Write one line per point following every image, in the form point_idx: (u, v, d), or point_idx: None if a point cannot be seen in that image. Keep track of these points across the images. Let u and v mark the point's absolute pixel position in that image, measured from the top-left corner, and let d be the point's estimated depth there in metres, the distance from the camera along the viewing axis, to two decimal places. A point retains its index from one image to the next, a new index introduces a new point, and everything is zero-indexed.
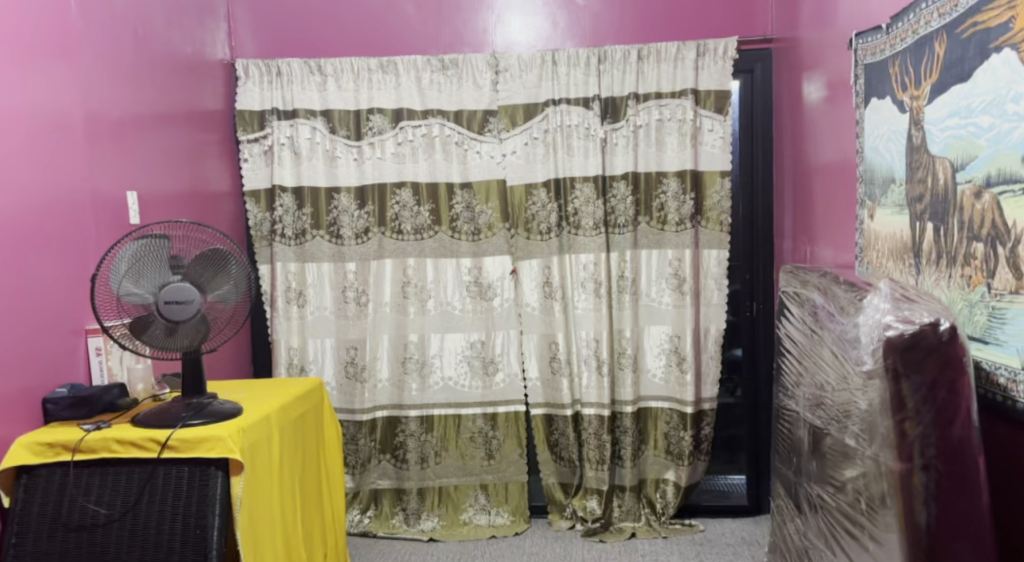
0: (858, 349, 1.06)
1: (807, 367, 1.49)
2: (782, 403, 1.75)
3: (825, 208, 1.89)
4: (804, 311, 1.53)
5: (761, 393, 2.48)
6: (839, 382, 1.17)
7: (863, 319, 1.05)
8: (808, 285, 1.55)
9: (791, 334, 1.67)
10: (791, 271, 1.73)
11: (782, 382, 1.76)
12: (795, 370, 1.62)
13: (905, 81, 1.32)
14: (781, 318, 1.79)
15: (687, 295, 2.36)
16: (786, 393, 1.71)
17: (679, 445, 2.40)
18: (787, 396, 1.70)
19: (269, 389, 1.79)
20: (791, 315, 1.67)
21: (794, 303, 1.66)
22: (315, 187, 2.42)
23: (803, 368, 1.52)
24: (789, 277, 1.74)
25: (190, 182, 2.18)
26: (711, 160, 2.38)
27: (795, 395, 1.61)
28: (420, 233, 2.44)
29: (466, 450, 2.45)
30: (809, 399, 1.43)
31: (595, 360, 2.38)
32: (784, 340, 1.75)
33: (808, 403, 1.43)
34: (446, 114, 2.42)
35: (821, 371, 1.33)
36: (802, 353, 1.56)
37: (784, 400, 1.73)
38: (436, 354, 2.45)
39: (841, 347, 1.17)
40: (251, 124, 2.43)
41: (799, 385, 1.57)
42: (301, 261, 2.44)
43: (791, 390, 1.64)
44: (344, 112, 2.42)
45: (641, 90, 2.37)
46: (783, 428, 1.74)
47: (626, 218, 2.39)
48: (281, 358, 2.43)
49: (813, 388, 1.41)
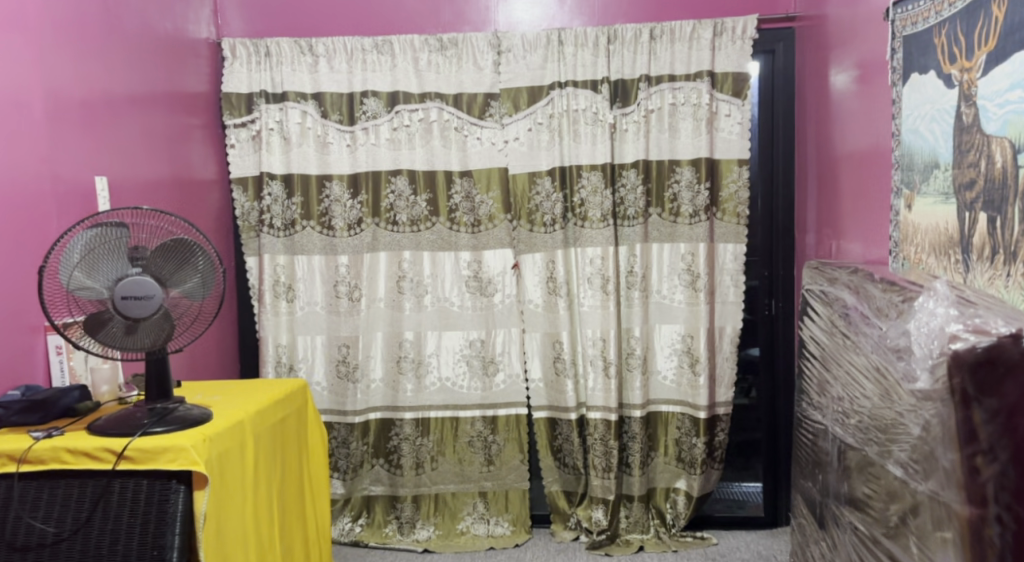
0: (909, 363, 0.90)
1: (834, 377, 1.33)
2: (805, 414, 1.60)
3: (854, 201, 1.71)
4: (833, 316, 1.37)
5: (779, 397, 2.32)
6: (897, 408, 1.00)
7: (914, 326, 0.90)
8: (835, 285, 1.40)
9: (817, 337, 1.51)
10: (816, 267, 1.57)
11: (805, 391, 1.61)
12: (820, 376, 1.47)
13: (953, 51, 1.14)
14: (804, 318, 1.64)
15: (701, 293, 2.20)
16: (810, 402, 1.55)
17: (690, 453, 2.24)
18: (811, 406, 1.54)
19: (245, 392, 1.66)
20: (817, 317, 1.51)
21: (820, 302, 1.50)
22: (306, 174, 2.29)
23: (831, 377, 1.37)
24: (812, 273, 1.57)
25: (171, 168, 2.06)
26: (728, 147, 2.22)
27: (820, 406, 1.46)
28: (416, 225, 2.29)
29: (465, 455, 2.31)
30: (838, 415, 1.28)
31: (601, 362, 2.22)
32: (807, 343, 1.59)
33: (837, 418, 1.28)
34: (445, 97, 2.27)
35: (854, 384, 1.17)
36: (828, 359, 1.40)
37: (807, 410, 1.58)
38: (433, 354, 2.31)
39: (894, 364, 0.99)
40: (238, 108, 2.30)
41: (826, 396, 1.41)
42: (291, 253, 2.30)
43: (817, 400, 1.49)
44: (336, 95, 2.28)
45: (654, 72, 2.21)
46: (804, 438, 1.59)
47: (636, 210, 2.23)
48: (268, 354, 2.29)
49: (843, 402, 1.25)
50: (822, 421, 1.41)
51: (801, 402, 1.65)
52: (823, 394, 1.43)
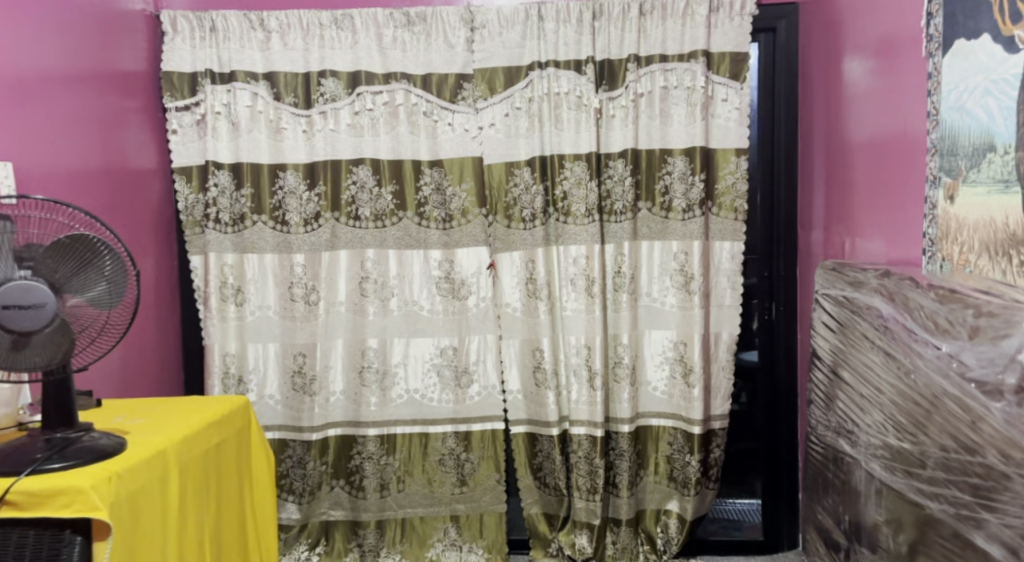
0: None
1: (883, 404, 1.13)
2: (827, 442, 1.39)
3: (873, 193, 1.52)
4: (873, 331, 1.17)
5: (780, 409, 2.13)
6: (1004, 458, 0.82)
7: None
8: (869, 294, 1.20)
9: (841, 351, 1.32)
10: (836, 268, 1.39)
11: (826, 415, 1.41)
12: (848, 398, 1.28)
13: (1016, 7, 0.94)
14: (818, 329, 1.45)
15: (695, 296, 2.00)
16: (834, 430, 1.36)
17: (683, 472, 2.04)
18: (837, 435, 1.34)
19: (174, 415, 1.43)
20: (841, 330, 1.32)
21: (843, 310, 1.31)
22: (257, 163, 2.06)
23: (874, 403, 1.17)
24: (831, 276, 1.39)
25: (102, 157, 1.81)
26: (724, 135, 2.02)
27: (854, 437, 1.25)
28: (380, 221, 2.07)
29: (435, 475, 2.09)
30: (898, 452, 1.07)
31: (586, 373, 2.01)
32: (827, 357, 1.40)
33: (896, 457, 1.07)
34: (412, 78, 2.04)
35: (937, 418, 0.96)
36: (864, 381, 1.20)
37: (831, 438, 1.38)
38: (400, 363, 2.08)
39: (999, 405, 0.83)
40: (180, 90, 2.03)
41: (863, 425, 1.21)
42: (240, 252, 2.06)
43: (847, 430, 1.29)
44: (291, 75, 2.04)
45: (643, 52, 2.01)
46: (823, 466, 1.41)
47: (624, 204, 2.02)
48: (214, 365, 2.04)
49: (907, 438, 1.04)
50: (860, 456, 1.21)
51: (817, 426, 1.46)
52: (858, 423, 1.23)
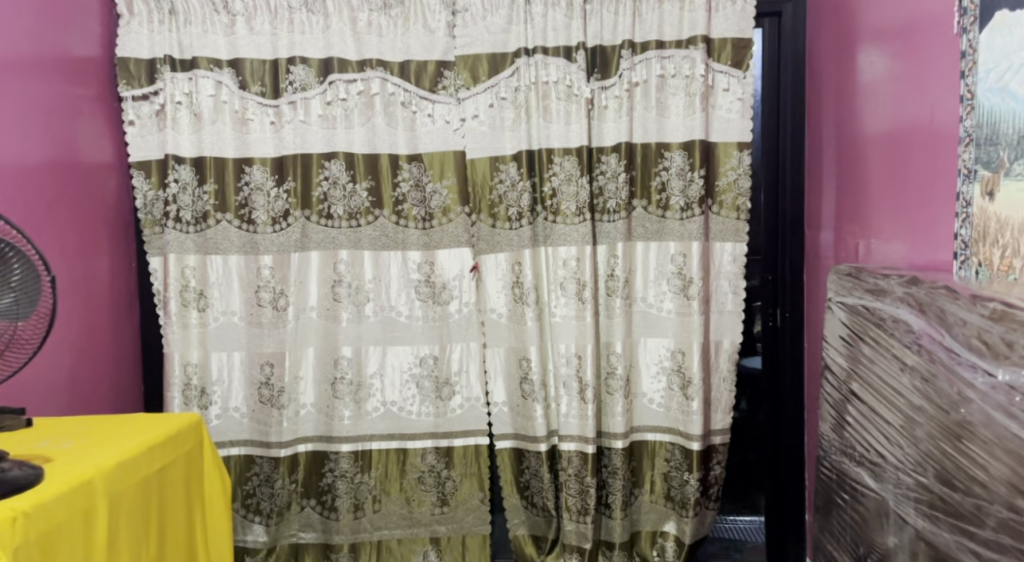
0: None
1: (927, 441, 0.97)
2: (850, 472, 1.24)
3: (896, 191, 1.37)
4: (912, 349, 1.02)
5: (787, 424, 1.98)
6: None
7: None
8: (904, 308, 1.05)
9: (870, 373, 1.17)
10: (857, 273, 1.25)
11: (850, 441, 1.25)
12: (879, 427, 1.13)
13: None
14: (841, 345, 1.30)
15: (694, 301, 1.85)
16: (859, 461, 1.21)
17: (681, 491, 1.89)
18: (864, 466, 1.19)
19: (113, 437, 1.27)
20: (869, 346, 1.17)
21: (873, 327, 1.16)
22: (221, 157, 1.90)
23: (915, 437, 1.01)
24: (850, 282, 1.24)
25: (52, 150, 1.65)
26: (725, 128, 1.87)
27: (885, 468, 1.10)
28: (354, 220, 1.91)
29: (414, 494, 1.94)
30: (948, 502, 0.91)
31: (576, 384, 1.85)
32: (851, 377, 1.26)
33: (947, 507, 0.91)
34: (389, 66, 1.89)
35: (998, 461, 0.81)
36: (902, 407, 1.05)
37: (858, 468, 1.22)
38: (376, 373, 1.93)
39: None
40: (138, 78, 1.87)
41: (899, 457, 1.06)
42: (203, 253, 1.91)
43: (877, 461, 1.14)
44: (258, 62, 1.89)
45: (638, 38, 1.86)
46: (847, 502, 1.25)
47: (618, 202, 1.88)
48: (173, 376, 1.87)
49: (959, 478, 0.89)
50: (893, 493, 1.06)
51: (842, 452, 1.30)
52: (893, 452, 1.08)
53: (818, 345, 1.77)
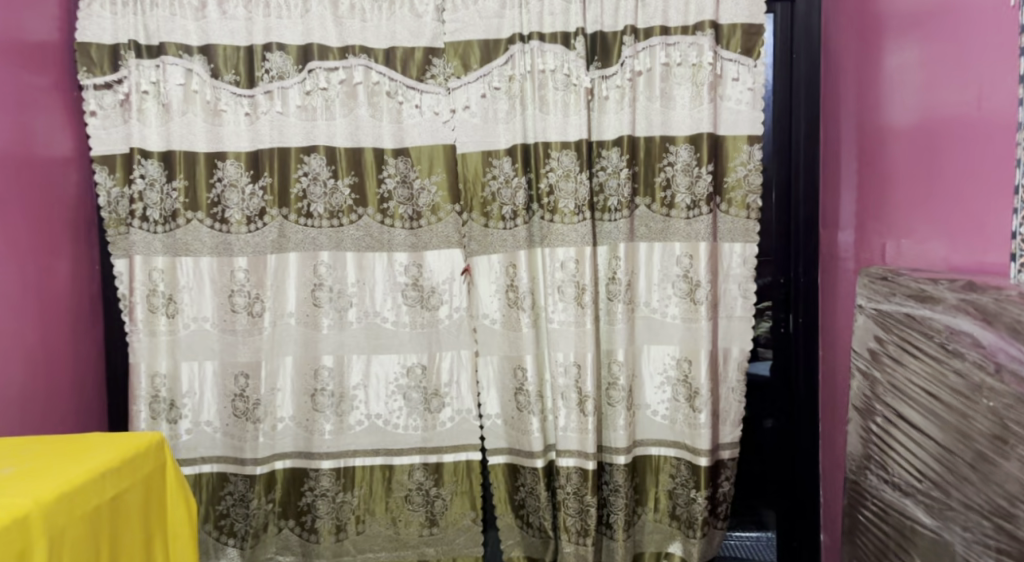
0: None
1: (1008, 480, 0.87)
2: (897, 502, 1.14)
3: (933, 188, 1.25)
4: (995, 369, 0.90)
5: (799, 438, 1.85)
6: None
7: None
8: (964, 317, 0.96)
9: (926, 397, 1.07)
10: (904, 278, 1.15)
11: (900, 471, 1.14)
12: (940, 459, 1.03)
13: None
14: (886, 362, 1.19)
15: (701, 306, 1.72)
16: (909, 493, 1.11)
17: (688, 510, 1.76)
18: (919, 500, 1.07)
19: (58, 462, 1.11)
20: (924, 366, 1.06)
21: (929, 346, 1.05)
22: (192, 151, 1.76)
23: (990, 475, 0.91)
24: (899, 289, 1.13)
25: (6, 142, 1.49)
26: (735, 120, 1.74)
27: (952, 505, 0.99)
28: (335, 219, 1.78)
29: (400, 514, 1.81)
30: None
31: (575, 396, 1.72)
32: (898, 399, 1.15)
33: None
34: (374, 53, 1.76)
35: None
36: (972, 440, 0.95)
37: (910, 502, 1.10)
38: (360, 385, 1.79)
39: None
40: (100, 65, 1.72)
41: (966, 495, 0.96)
42: (172, 255, 1.76)
43: (935, 496, 1.03)
44: (231, 48, 1.75)
45: (641, 24, 1.73)
46: (890, 536, 1.15)
47: (619, 200, 1.74)
48: (139, 388, 1.72)
49: None
50: (959, 534, 0.96)
51: (886, 482, 1.18)
52: (964, 489, 0.96)
53: (839, 353, 1.65)
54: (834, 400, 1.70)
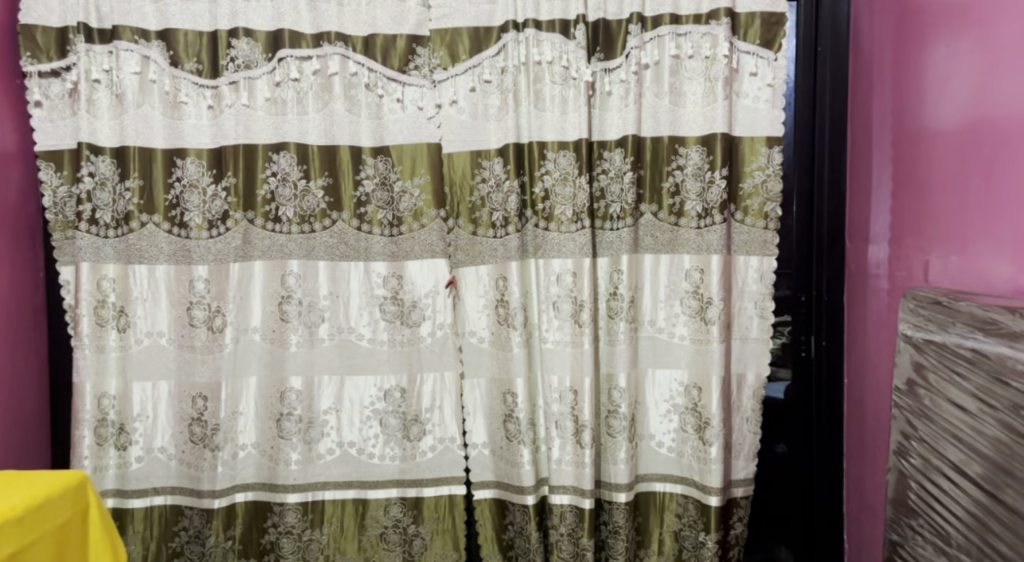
0: None
1: None
2: None
3: (995, 195, 1.06)
4: None
5: (820, 473, 1.67)
6: None
7: None
8: None
9: (1003, 459, 0.89)
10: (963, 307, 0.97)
11: (965, 543, 0.96)
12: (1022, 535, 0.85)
13: None
14: (944, 408, 1.02)
15: (713, 327, 1.53)
16: None
17: (697, 554, 1.57)
18: None
19: None
20: (1002, 420, 0.89)
21: (1006, 396, 0.88)
22: (149, 147, 1.58)
23: None
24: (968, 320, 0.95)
25: None
26: (752, 120, 1.57)
27: None
28: (306, 225, 1.60)
29: (374, 554, 1.62)
30: None
31: (571, 426, 1.54)
32: (960, 455, 0.98)
33: None
34: (352, 41, 1.59)
35: None
36: None
37: None
38: (331, 409, 1.61)
39: None
40: (46, 51, 1.55)
41: None
42: (124, 262, 1.58)
43: None
44: (193, 34, 1.57)
45: (649, 11, 1.56)
46: None
47: (622, 208, 1.57)
48: (85, 411, 1.54)
49: None
50: None
51: (946, 553, 1.01)
52: None
53: (870, 382, 1.47)
54: (865, 438, 1.51)
